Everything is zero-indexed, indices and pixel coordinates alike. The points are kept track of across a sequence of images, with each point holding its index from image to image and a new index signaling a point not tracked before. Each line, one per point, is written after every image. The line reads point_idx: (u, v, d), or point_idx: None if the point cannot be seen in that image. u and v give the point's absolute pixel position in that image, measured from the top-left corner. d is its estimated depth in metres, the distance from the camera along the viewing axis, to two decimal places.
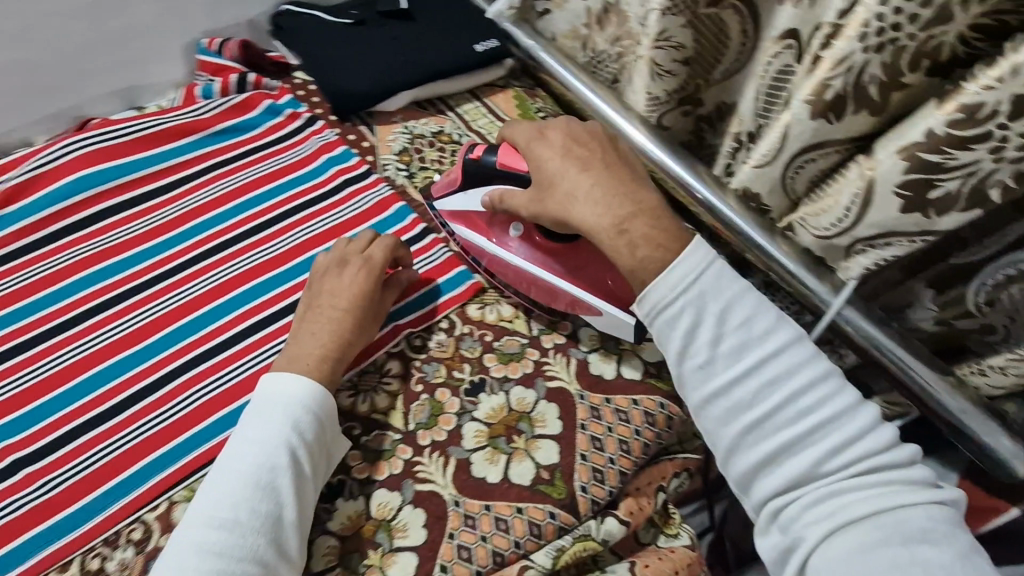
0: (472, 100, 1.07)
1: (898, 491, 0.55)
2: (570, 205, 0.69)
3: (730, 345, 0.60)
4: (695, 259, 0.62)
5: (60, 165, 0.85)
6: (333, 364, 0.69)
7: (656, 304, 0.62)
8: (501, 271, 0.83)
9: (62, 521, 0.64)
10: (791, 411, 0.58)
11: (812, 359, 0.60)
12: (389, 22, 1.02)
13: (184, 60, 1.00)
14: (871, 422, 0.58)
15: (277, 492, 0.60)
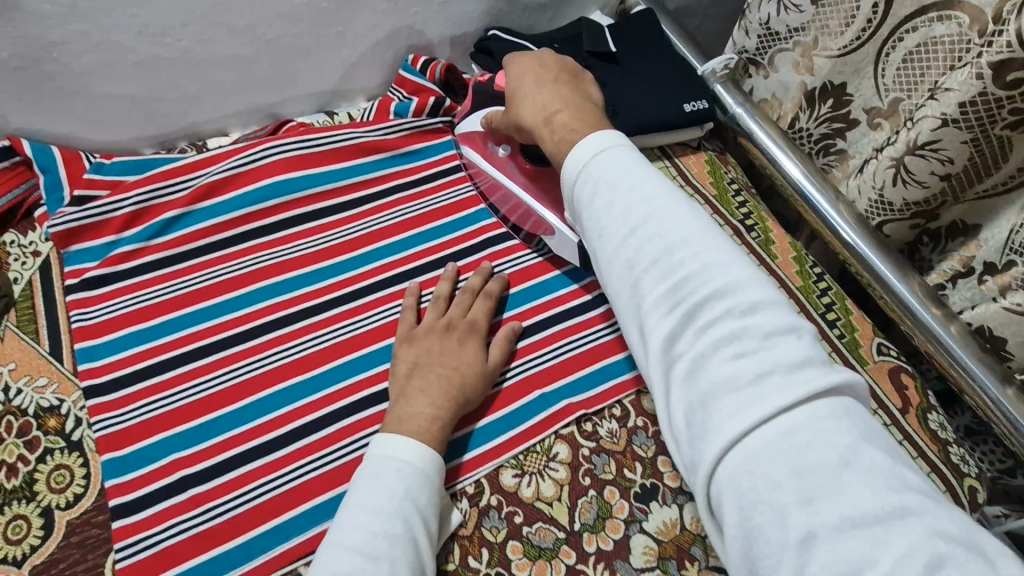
0: (663, 157, 0.99)
1: (796, 379, 0.41)
2: (517, 106, 0.70)
3: (618, 214, 0.51)
4: (594, 142, 0.56)
5: (258, 166, 0.83)
6: (442, 427, 0.65)
7: (568, 181, 0.56)
8: (496, 195, 0.87)
9: (222, 557, 0.61)
10: (671, 284, 0.47)
11: (696, 228, 0.49)
12: (594, 63, 0.96)
13: (381, 71, 0.98)
14: (748, 291, 0.46)
15: (395, 563, 0.53)
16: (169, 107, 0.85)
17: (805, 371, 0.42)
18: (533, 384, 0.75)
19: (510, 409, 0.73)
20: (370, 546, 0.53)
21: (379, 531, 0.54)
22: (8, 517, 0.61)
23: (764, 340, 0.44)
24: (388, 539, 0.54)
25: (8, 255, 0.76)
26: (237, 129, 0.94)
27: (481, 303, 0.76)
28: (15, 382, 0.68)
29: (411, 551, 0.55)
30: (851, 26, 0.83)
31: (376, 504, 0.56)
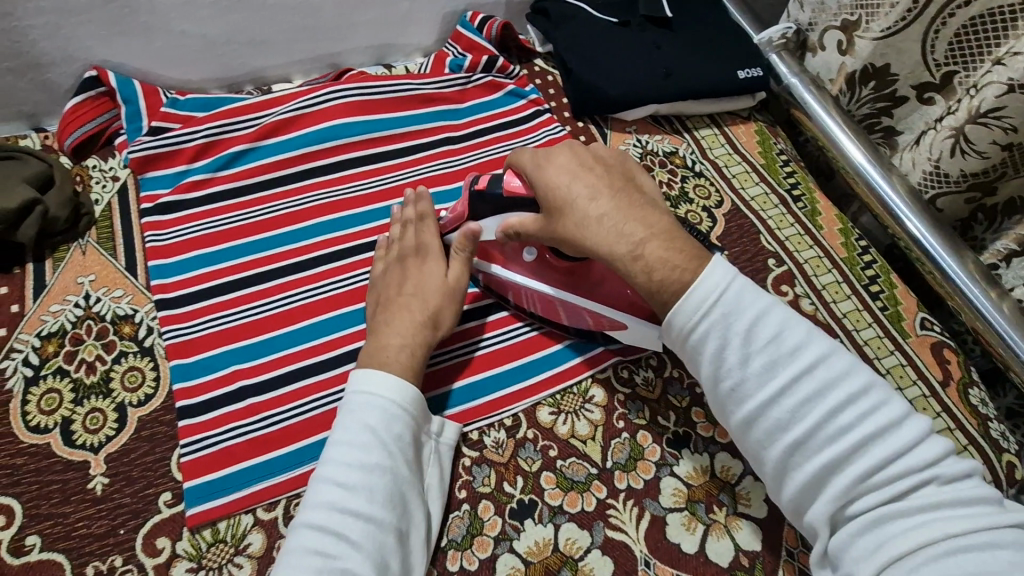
0: (711, 125, 1.00)
1: (975, 517, 0.44)
2: (582, 229, 0.59)
3: (760, 365, 0.50)
4: (718, 274, 0.52)
5: (320, 109, 0.87)
6: (413, 354, 0.64)
7: (681, 326, 0.53)
8: (526, 302, 0.76)
9: (275, 461, 0.65)
10: (834, 429, 0.48)
11: (843, 364, 0.50)
12: (651, 27, 0.96)
13: (439, 27, 1.01)
14: (887, 416, 0.48)
15: (375, 494, 0.54)
16: (240, 50, 0.90)
17: (942, 488, 0.46)
18: (537, 345, 0.77)
19: (514, 367, 0.75)
20: (348, 477, 0.54)
21: (357, 462, 0.54)
22: (86, 409, 0.66)
23: (925, 469, 0.46)
24: (365, 470, 0.54)
25: (90, 177, 0.82)
26: (300, 77, 0.98)
27: (425, 226, 0.74)
28: (94, 292, 0.73)
29: (391, 479, 0.55)
30: (895, 7, 0.81)
31: (353, 436, 0.56)
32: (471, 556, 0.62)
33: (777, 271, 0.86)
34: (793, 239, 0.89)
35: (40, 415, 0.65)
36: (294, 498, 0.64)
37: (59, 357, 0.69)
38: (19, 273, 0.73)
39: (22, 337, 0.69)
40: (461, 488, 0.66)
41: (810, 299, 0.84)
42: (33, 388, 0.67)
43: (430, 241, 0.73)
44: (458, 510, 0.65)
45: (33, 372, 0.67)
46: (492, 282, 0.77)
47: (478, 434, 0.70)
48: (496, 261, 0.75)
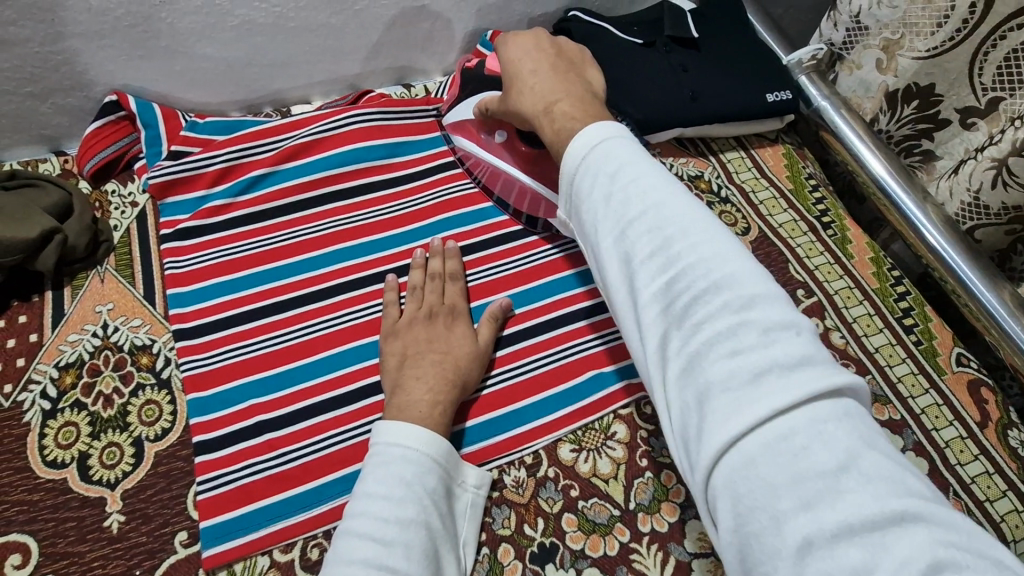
0: (738, 148, 0.98)
1: (797, 379, 0.34)
2: (518, 97, 0.65)
3: (618, 203, 0.45)
4: (601, 130, 0.49)
5: (341, 132, 0.86)
6: (444, 409, 0.64)
7: (565, 174, 0.49)
8: (502, 188, 0.84)
9: (292, 500, 0.64)
10: (668, 263, 0.41)
11: (700, 217, 0.43)
12: (677, 48, 0.94)
13: (460, 47, 0.99)
14: (740, 279, 0.39)
15: (411, 548, 0.53)
16: (259, 73, 0.89)
17: (801, 371, 0.35)
18: (556, 377, 0.75)
19: (532, 400, 0.73)
20: (384, 532, 0.53)
21: (392, 516, 0.54)
22: (103, 443, 0.65)
23: (762, 332, 0.37)
24: (402, 524, 0.54)
25: (109, 203, 0.81)
26: (319, 97, 0.97)
27: (451, 286, 0.76)
28: (113, 321, 0.73)
29: (426, 534, 0.55)
30: (945, 25, 0.79)
31: (385, 489, 0.56)
32: None
33: (807, 302, 0.83)
34: (823, 268, 0.86)
35: (57, 450, 0.64)
36: (311, 539, 0.62)
37: (77, 389, 0.68)
38: (38, 302, 0.73)
39: (40, 368, 0.69)
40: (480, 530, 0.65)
41: (840, 332, 0.81)
42: (50, 421, 0.66)
43: (457, 300, 0.75)
44: (477, 552, 0.63)
45: (50, 404, 0.67)
46: (477, 166, 0.86)
47: (498, 472, 0.68)
48: (474, 142, 0.84)
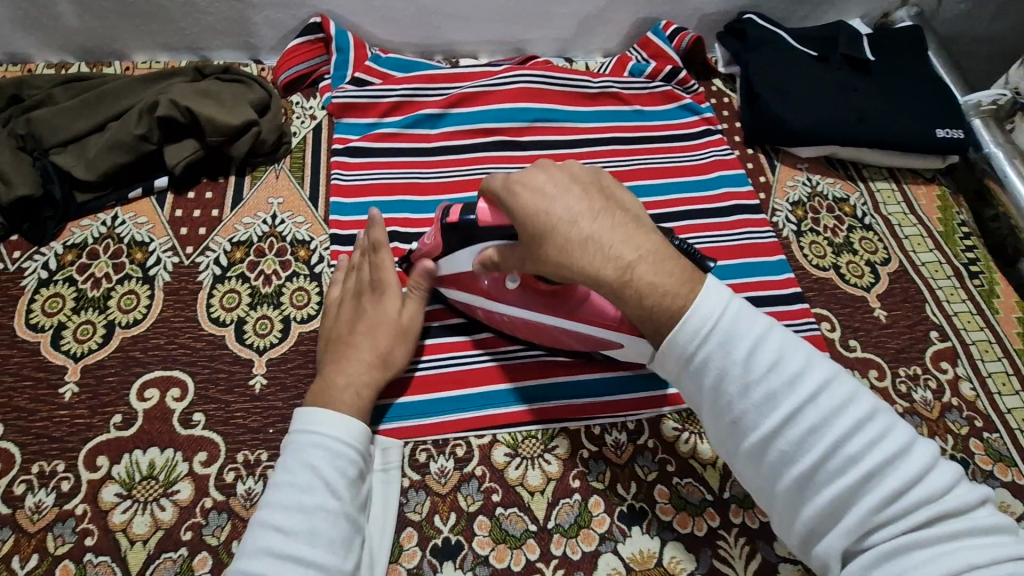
0: (889, 179, 0.95)
1: (992, 548, 0.40)
2: (569, 254, 0.51)
3: (763, 393, 0.46)
4: (713, 303, 0.48)
5: (507, 90, 0.92)
6: (365, 398, 0.62)
7: (681, 355, 0.49)
8: (513, 328, 0.70)
9: (410, 405, 0.68)
10: (840, 458, 0.43)
11: (829, 379, 0.46)
12: (848, 68, 0.93)
13: (628, 31, 1.02)
14: (904, 447, 0.44)
15: (315, 538, 0.51)
16: (442, 21, 0.95)
17: (940, 509, 0.42)
18: (581, 367, 0.72)
19: (571, 379, 0.72)
20: (287, 522, 0.51)
21: (295, 503, 0.52)
22: (258, 314, 0.73)
23: (938, 500, 0.42)
24: (307, 512, 0.52)
25: (293, 112, 0.90)
26: (486, 55, 1.03)
27: (379, 257, 0.68)
28: (281, 214, 0.80)
29: (338, 521, 0.53)
30: None
31: (290, 477, 0.54)
32: (575, 545, 0.63)
33: (938, 345, 0.80)
34: (963, 316, 0.83)
35: (221, 311, 0.72)
36: (420, 444, 0.67)
37: (243, 265, 0.76)
38: (223, 182, 0.81)
39: (217, 239, 0.77)
40: (575, 477, 0.66)
41: (971, 383, 0.77)
42: (219, 284, 0.74)
43: (386, 272, 0.67)
44: (570, 497, 0.65)
45: (221, 271, 0.75)
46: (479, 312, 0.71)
47: (599, 430, 0.69)
48: (480, 294, 0.68)
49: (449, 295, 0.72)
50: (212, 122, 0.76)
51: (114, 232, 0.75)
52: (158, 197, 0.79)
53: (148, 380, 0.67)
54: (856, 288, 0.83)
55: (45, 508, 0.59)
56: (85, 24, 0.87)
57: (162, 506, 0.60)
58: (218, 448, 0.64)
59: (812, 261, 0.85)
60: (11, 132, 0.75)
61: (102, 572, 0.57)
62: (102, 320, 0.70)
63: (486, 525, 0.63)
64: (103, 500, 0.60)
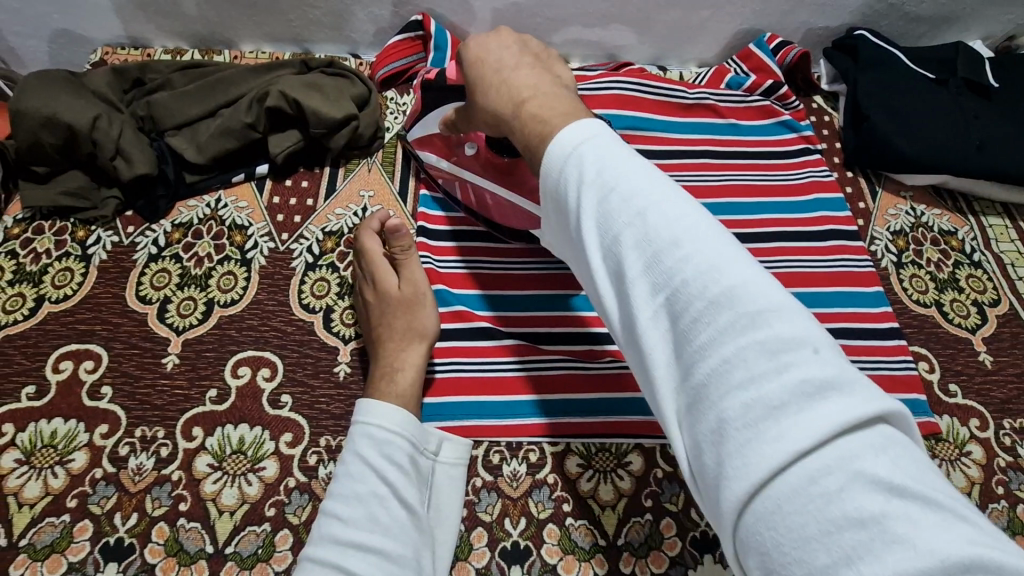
0: (1003, 215, 0.88)
1: (797, 384, 0.31)
2: (484, 97, 0.51)
3: (612, 222, 0.39)
4: (576, 131, 0.42)
5: (600, 95, 0.91)
6: (404, 375, 0.63)
7: (554, 187, 0.43)
8: (475, 201, 0.75)
9: (494, 407, 0.69)
10: (659, 283, 0.36)
11: (689, 214, 0.37)
12: (969, 93, 0.87)
13: (727, 42, 0.99)
14: (766, 302, 0.33)
15: (374, 524, 0.53)
16: (539, 24, 0.95)
17: (829, 396, 0.30)
18: None
19: None
20: (346, 510, 0.54)
21: (354, 492, 0.55)
22: (346, 303, 0.74)
23: (774, 353, 0.32)
24: (362, 499, 0.54)
25: (387, 108, 0.92)
26: (578, 60, 1.02)
27: (369, 248, 0.71)
28: (371, 206, 0.82)
29: (395, 509, 0.55)
30: None
31: (347, 468, 0.56)
32: (645, 565, 0.62)
33: None
34: None
35: (312, 298, 0.74)
36: (495, 446, 0.67)
37: (334, 253, 0.78)
38: (319, 172, 0.84)
39: (311, 228, 0.79)
40: (648, 497, 0.65)
41: None
42: (311, 272, 0.76)
43: (375, 262, 0.69)
44: (641, 516, 0.64)
45: (313, 259, 0.77)
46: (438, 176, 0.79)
47: None
48: (441, 156, 0.76)
49: (426, 161, 0.79)
50: (316, 115, 0.79)
51: (216, 214, 0.79)
52: (258, 183, 0.82)
53: (241, 358, 0.69)
54: (960, 329, 0.78)
55: (145, 471, 0.62)
56: (202, 13, 0.91)
57: (249, 481, 0.63)
58: (302, 430, 0.66)
59: (912, 295, 0.80)
60: (132, 113, 0.80)
61: (193, 538, 0.60)
62: (203, 297, 0.73)
63: (555, 534, 0.63)
64: (197, 470, 0.63)
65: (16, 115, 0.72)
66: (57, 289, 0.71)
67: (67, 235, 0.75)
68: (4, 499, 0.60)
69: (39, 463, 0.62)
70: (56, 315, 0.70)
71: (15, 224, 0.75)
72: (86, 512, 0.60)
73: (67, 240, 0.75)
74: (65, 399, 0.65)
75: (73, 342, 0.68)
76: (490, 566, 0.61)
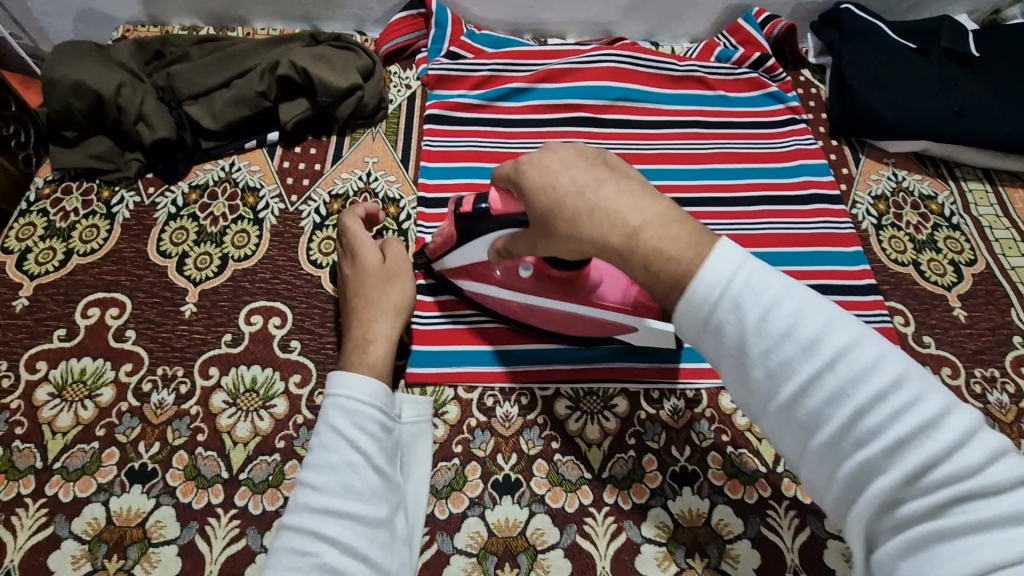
0: (984, 180, 0.91)
1: (1007, 508, 0.35)
2: (574, 227, 0.49)
3: (780, 358, 0.41)
4: (721, 260, 0.43)
5: (593, 68, 0.95)
6: (373, 346, 0.63)
7: (697, 318, 0.44)
8: (522, 313, 0.72)
9: (489, 355, 0.73)
10: (860, 432, 0.39)
11: (878, 351, 0.39)
12: (949, 62, 0.91)
13: (717, 18, 1.03)
14: (943, 421, 0.37)
15: (352, 493, 0.50)
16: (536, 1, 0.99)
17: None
18: None
19: (632, 345, 0.74)
20: (320, 479, 0.50)
21: (329, 463, 0.51)
22: None
23: (983, 487, 0.36)
24: (336, 470, 0.51)
25: (391, 81, 0.96)
26: (574, 36, 1.06)
27: (351, 226, 0.72)
28: (375, 172, 0.87)
29: (372, 476, 0.52)
30: None
31: (319, 438, 0.53)
32: (627, 496, 0.66)
33: (1021, 350, 0.77)
34: None
35: (319, 254, 0.79)
36: (488, 389, 0.72)
37: (340, 215, 0.83)
38: (326, 140, 0.89)
39: (318, 191, 0.84)
40: (631, 436, 0.69)
41: None
42: (318, 231, 0.81)
43: (355, 239, 0.71)
44: (624, 453, 0.68)
45: (320, 220, 0.82)
46: (487, 302, 0.74)
47: (659, 394, 0.72)
48: (479, 280, 0.72)
49: (465, 287, 0.74)
50: (324, 83, 0.84)
51: (230, 177, 0.84)
52: (269, 150, 0.87)
53: (253, 307, 0.75)
54: (936, 286, 0.81)
55: (166, 406, 0.68)
56: None
57: (261, 416, 0.68)
58: (310, 372, 0.71)
59: (891, 255, 0.84)
60: (153, 83, 0.85)
61: (210, 465, 0.65)
62: (218, 253, 0.78)
63: (544, 468, 0.67)
64: (213, 405, 0.68)
65: (49, 83, 0.78)
66: (85, 243, 0.77)
67: (93, 195, 0.81)
68: (39, 428, 0.66)
69: (70, 396, 0.67)
70: (84, 267, 0.75)
71: (45, 185, 0.81)
72: (114, 441, 0.65)
73: (93, 200, 0.80)
74: (94, 340, 0.71)
75: (100, 290, 0.74)
76: (483, 496, 0.66)
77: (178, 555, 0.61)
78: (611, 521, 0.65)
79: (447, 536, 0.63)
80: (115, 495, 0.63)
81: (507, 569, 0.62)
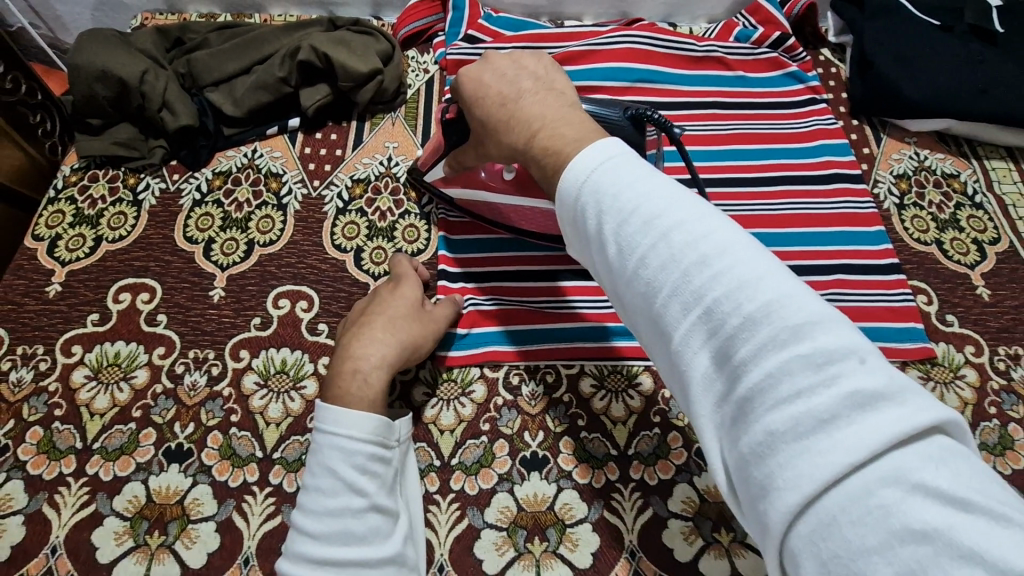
0: (1007, 157, 0.91)
1: (831, 388, 0.32)
2: (498, 133, 0.55)
3: (629, 238, 0.41)
4: (592, 156, 0.45)
5: (613, 50, 0.95)
6: (367, 375, 0.60)
7: (570, 207, 0.46)
8: (511, 219, 0.77)
9: (512, 334, 0.74)
10: (691, 299, 0.38)
11: (717, 230, 0.39)
12: (974, 40, 0.88)
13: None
14: (786, 302, 0.35)
15: (349, 539, 0.52)
16: None
17: (876, 407, 0.31)
18: None
19: None
20: (319, 525, 0.52)
21: (327, 508, 0.53)
22: (374, 244, 0.80)
23: (818, 365, 0.33)
24: (336, 515, 0.52)
25: (409, 66, 0.96)
26: (591, 17, 1.05)
27: (403, 266, 0.73)
28: (396, 156, 0.87)
29: (374, 514, 0.53)
30: None
31: (316, 481, 0.54)
32: (653, 472, 0.67)
33: None
34: None
35: (343, 239, 0.80)
36: (515, 368, 0.72)
37: (363, 200, 0.83)
38: (347, 126, 0.89)
39: (341, 175, 0.85)
40: (656, 414, 0.70)
41: None
42: (342, 216, 0.82)
43: (405, 275, 0.72)
44: (650, 430, 0.69)
45: (343, 205, 0.83)
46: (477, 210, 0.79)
47: None
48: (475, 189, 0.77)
49: (454, 195, 0.79)
50: (345, 69, 0.84)
51: (253, 163, 0.84)
52: (290, 135, 0.87)
53: (281, 291, 0.76)
54: (959, 264, 0.81)
55: (199, 387, 0.69)
56: None
57: (292, 397, 0.69)
58: None
59: (914, 234, 0.84)
60: (175, 70, 0.86)
61: (244, 444, 0.66)
62: (244, 238, 0.79)
63: (570, 445, 0.68)
64: (245, 386, 0.69)
65: (74, 71, 0.79)
66: (114, 230, 0.78)
67: (120, 182, 0.82)
68: (77, 409, 0.67)
69: (106, 378, 0.69)
70: (114, 253, 0.77)
71: (72, 173, 0.82)
72: (149, 422, 0.67)
73: (120, 187, 0.81)
74: (126, 325, 0.72)
75: (130, 276, 0.75)
76: (511, 472, 0.67)
77: (216, 531, 0.62)
78: (637, 496, 0.66)
79: (478, 512, 0.65)
80: (154, 474, 0.64)
81: (537, 543, 0.64)
